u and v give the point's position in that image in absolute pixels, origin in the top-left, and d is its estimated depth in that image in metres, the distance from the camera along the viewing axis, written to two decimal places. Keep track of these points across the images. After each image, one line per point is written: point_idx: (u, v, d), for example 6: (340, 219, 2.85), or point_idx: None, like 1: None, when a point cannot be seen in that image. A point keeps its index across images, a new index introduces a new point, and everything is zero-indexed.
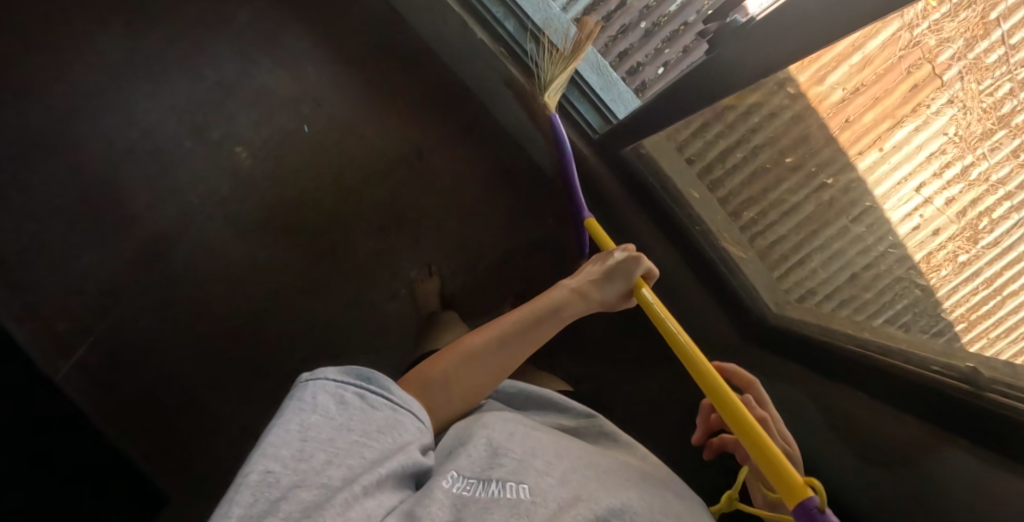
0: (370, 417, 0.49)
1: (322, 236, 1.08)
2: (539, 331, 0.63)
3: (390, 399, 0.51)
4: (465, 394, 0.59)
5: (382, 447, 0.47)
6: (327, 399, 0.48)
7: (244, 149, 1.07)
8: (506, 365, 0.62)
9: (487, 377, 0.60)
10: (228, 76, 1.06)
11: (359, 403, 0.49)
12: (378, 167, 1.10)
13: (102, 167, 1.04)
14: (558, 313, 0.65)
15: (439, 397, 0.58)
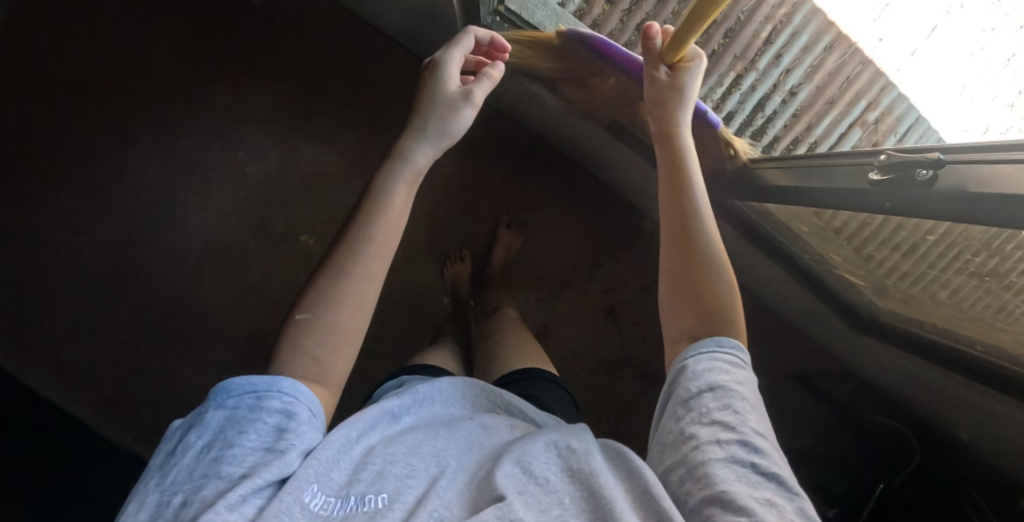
0: (234, 424, 0.44)
1: (410, 299, 1.09)
2: (391, 218, 0.55)
3: (259, 394, 0.45)
4: (330, 323, 0.50)
5: (254, 449, 0.43)
6: (188, 436, 0.44)
7: (310, 235, 1.07)
8: (370, 282, 0.53)
9: (348, 304, 0.51)
10: (276, 171, 1.07)
11: (223, 415, 0.44)
12: (444, 219, 1.10)
13: (183, 289, 1.06)
14: (399, 188, 0.56)
15: (302, 340, 0.50)
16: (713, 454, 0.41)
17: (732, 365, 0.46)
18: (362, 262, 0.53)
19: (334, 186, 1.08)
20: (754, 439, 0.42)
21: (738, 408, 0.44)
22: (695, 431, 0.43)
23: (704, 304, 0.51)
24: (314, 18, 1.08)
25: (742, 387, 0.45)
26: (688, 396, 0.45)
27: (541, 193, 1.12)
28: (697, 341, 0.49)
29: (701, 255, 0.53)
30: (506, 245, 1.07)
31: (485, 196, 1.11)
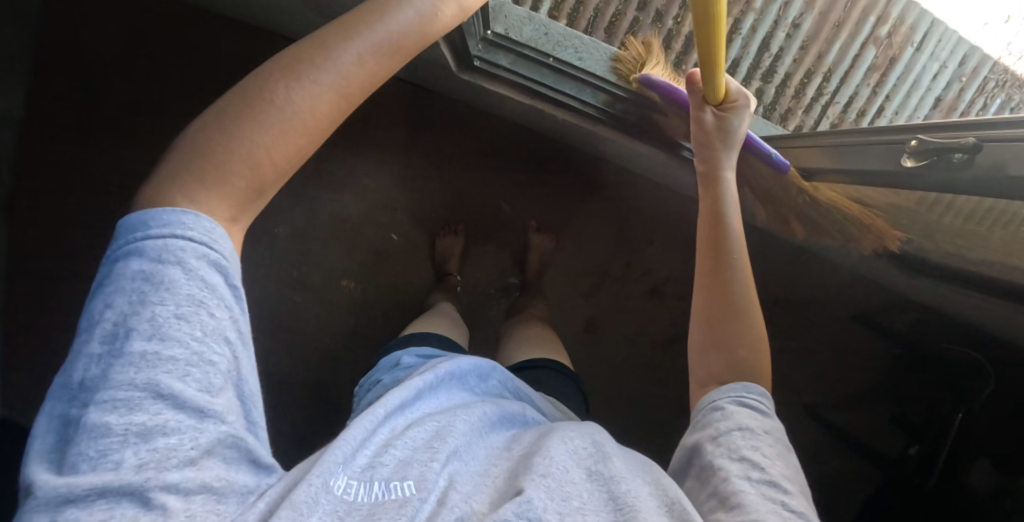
0: (156, 286, 0.39)
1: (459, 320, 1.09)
2: (395, 45, 0.49)
3: (176, 240, 0.40)
4: (290, 114, 0.44)
5: (195, 325, 0.40)
6: (109, 307, 0.39)
7: (349, 279, 1.09)
8: (346, 98, 0.47)
9: (316, 103, 0.46)
10: (301, 223, 1.08)
11: (146, 280, 0.39)
12: (475, 239, 1.10)
13: None
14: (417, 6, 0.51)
15: (241, 131, 0.43)
16: (747, 478, 0.44)
17: (768, 421, 0.50)
18: (352, 62, 0.47)
19: (361, 228, 1.09)
20: (781, 477, 0.45)
21: (767, 453, 0.47)
22: (731, 459, 0.46)
23: (733, 355, 0.55)
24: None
25: (772, 438, 0.49)
26: (724, 433, 0.48)
27: (564, 191, 1.12)
28: (727, 387, 0.53)
29: (730, 298, 0.58)
30: (540, 250, 1.07)
31: (512, 206, 1.11)
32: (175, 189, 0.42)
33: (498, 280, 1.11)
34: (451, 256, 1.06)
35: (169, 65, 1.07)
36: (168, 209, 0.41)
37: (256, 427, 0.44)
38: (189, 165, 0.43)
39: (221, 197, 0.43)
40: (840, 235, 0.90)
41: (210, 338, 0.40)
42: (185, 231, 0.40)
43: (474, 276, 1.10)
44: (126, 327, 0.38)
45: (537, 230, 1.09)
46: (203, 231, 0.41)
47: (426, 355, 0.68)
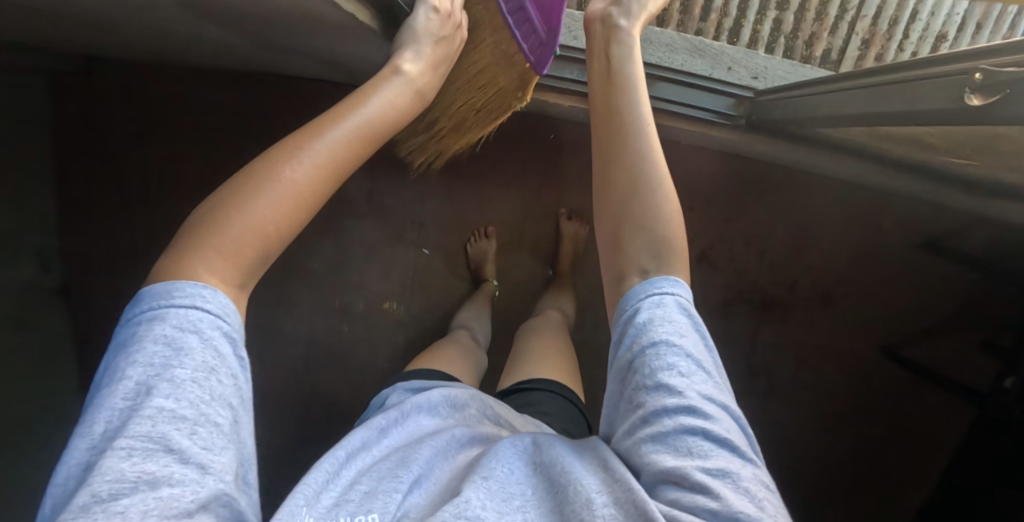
0: (169, 350, 0.41)
1: (508, 319, 1.07)
2: (369, 130, 0.54)
3: (193, 310, 0.43)
4: (282, 193, 0.49)
5: (205, 388, 0.41)
6: (129, 372, 0.40)
7: (394, 299, 1.09)
8: (328, 178, 0.51)
9: (308, 184, 0.50)
10: (335, 254, 1.08)
11: (166, 345, 0.41)
12: (508, 238, 1.08)
13: (305, 390, 1.09)
14: (386, 101, 0.57)
15: (244, 205, 0.47)
16: (665, 411, 0.43)
17: (687, 324, 0.48)
18: (342, 143, 0.52)
19: (394, 248, 1.08)
20: (701, 401, 0.44)
21: (685, 372, 0.45)
22: (650, 389, 0.45)
23: (647, 236, 0.51)
24: (323, 100, 1.10)
25: (694, 349, 0.46)
26: (637, 357, 0.46)
27: (590, 172, 1.09)
28: (651, 278, 0.49)
29: (637, 180, 0.53)
30: (575, 237, 1.05)
31: (539, 198, 1.08)
32: (193, 259, 0.45)
33: (539, 274, 1.08)
34: (486, 260, 1.05)
35: (187, 125, 1.10)
36: (190, 278, 0.44)
37: (247, 490, 0.42)
38: (200, 238, 0.46)
39: (229, 263, 0.46)
40: (895, 165, 0.83)
41: (216, 403, 0.41)
42: (204, 303, 0.43)
43: (514, 275, 1.08)
44: (146, 386, 0.39)
45: (569, 218, 1.07)
46: (219, 305, 0.44)
47: (412, 387, 0.63)
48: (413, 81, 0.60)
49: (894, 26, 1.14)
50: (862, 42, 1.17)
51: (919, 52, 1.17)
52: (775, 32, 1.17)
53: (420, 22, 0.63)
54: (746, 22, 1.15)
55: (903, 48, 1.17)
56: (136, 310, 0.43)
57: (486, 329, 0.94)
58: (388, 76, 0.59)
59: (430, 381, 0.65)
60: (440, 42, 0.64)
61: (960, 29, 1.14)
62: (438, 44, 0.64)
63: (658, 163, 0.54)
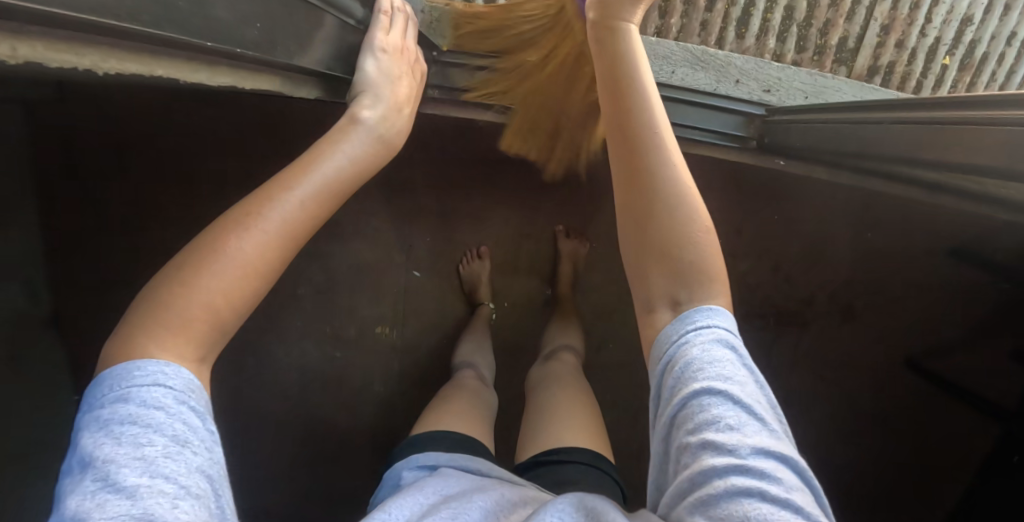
0: (135, 426, 0.35)
1: (506, 340, 1.04)
2: (334, 184, 0.47)
3: (157, 388, 0.37)
4: (236, 260, 0.41)
5: (182, 462, 0.35)
6: (99, 449, 0.34)
7: (386, 324, 1.04)
8: (291, 238, 0.44)
9: (265, 249, 0.42)
10: (321, 279, 1.02)
11: (135, 420, 0.35)
12: (501, 257, 1.05)
13: (288, 427, 1.00)
14: (349, 152, 0.49)
15: (191, 277, 0.40)
16: (711, 473, 0.34)
17: (734, 361, 0.38)
18: (307, 193, 0.45)
19: (386, 271, 1.04)
20: (755, 456, 0.34)
21: (736, 423, 0.35)
22: (692, 447, 0.35)
23: (676, 263, 0.41)
24: (307, 119, 1.05)
25: (744, 391, 0.37)
26: (678, 409, 0.37)
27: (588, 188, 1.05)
28: (687, 311, 0.40)
29: (657, 190, 0.43)
30: (573, 256, 1.01)
31: (535, 215, 1.05)
32: (142, 338, 0.38)
33: (536, 293, 1.06)
34: (479, 282, 1.02)
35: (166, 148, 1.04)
36: (145, 357, 0.37)
37: None
38: (147, 313, 0.39)
39: (187, 338, 0.39)
40: (901, 183, 0.79)
41: (196, 478, 0.35)
42: (166, 381, 0.37)
43: (510, 293, 1.05)
44: (117, 464, 0.33)
45: (567, 235, 1.03)
46: (183, 381, 0.38)
47: (425, 464, 0.59)
48: (377, 128, 0.53)
49: (916, 10, 1.05)
50: (881, 27, 1.08)
51: (942, 36, 1.08)
52: (786, 21, 1.08)
53: (372, 61, 0.60)
54: (756, 10, 1.06)
55: (926, 33, 1.07)
56: (95, 392, 0.37)
57: (488, 359, 0.91)
58: (347, 124, 0.52)
59: (446, 454, 0.60)
60: (398, 79, 0.60)
61: (987, 10, 1.05)
62: (396, 88, 0.59)
63: (681, 166, 0.44)
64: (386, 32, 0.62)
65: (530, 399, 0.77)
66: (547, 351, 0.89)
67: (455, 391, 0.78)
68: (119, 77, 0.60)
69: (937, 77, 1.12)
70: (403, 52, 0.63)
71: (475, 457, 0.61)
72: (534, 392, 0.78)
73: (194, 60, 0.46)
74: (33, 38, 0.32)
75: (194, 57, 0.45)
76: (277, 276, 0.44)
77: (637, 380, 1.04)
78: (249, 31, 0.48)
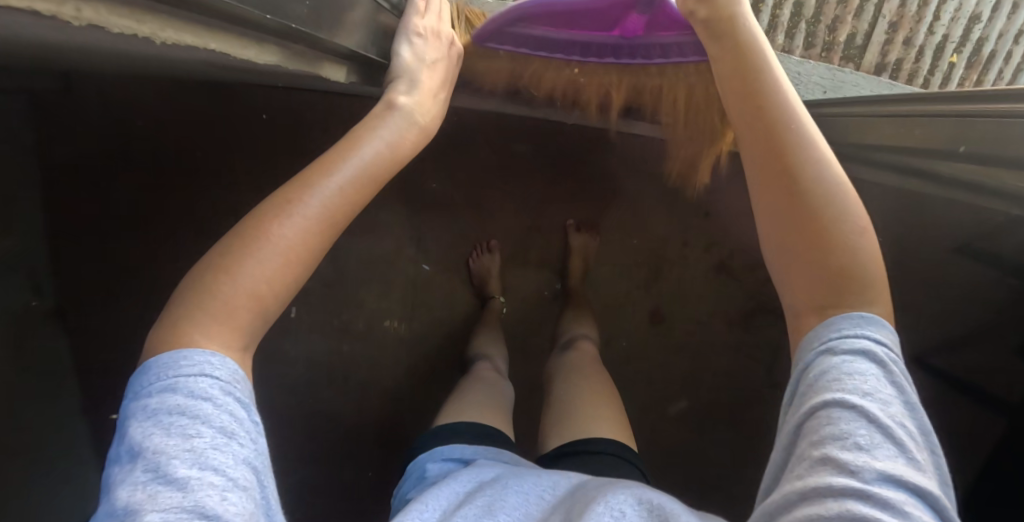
0: (184, 417, 0.34)
1: (516, 334, 1.04)
2: (373, 172, 0.47)
3: (203, 378, 0.36)
4: (281, 244, 0.41)
5: (230, 453, 0.35)
6: (151, 440, 0.34)
7: (394, 317, 1.03)
8: (332, 224, 0.44)
9: (306, 235, 0.42)
10: (330, 273, 1.02)
11: (184, 411, 0.34)
12: (510, 251, 1.05)
13: (295, 421, 1.00)
14: (386, 136, 0.49)
15: (236, 264, 0.39)
16: (826, 492, 0.33)
17: (878, 376, 0.37)
18: (349, 179, 0.45)
19: (395, 265, 1.03)
20: (881, 483, 0.33)
21: (867, 443, 0.34)
22: (813, 460, 0.35)
23: (829, 269, 0.40)
24: (315, 111, 1.04)
25: (883, 412, 0.36)
26: (807, 417, 0.37)
27: (597, 183, 1.05)
28: (836, 318, 0.39)
29: (809, 193, 0.41)
30: (584, 251, 1.01)
31: (544, 209, 1.05)
32: (183, 326, 0.37)
33: (546, 287, 1.05)
34: (490, 275, 1.01)
35: (176, 141, 1.03)
36: (189, 345, 0.37)
37: None
38: (191, 300, 0.38)
39: (228, 327, 0.38)
40: (911, 176, 0.80)
41: (244, 470, 0.35)
42: (213, 371, 0.36)
43: (520, 288, 1.05)
44: (168, 456, 0.33)
45: (578, 229, 1.03)
46: (229, 372, 0.37)
47: (453, 456, 0.60)
48: (412, 113, 0.54)
49: (924, 8, 1.05)
50: (890, 25, 1.08)
51: (951, 34, 1.08)
52: (795, 18, 1.07)
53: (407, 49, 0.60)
54: (764, 7, 1.05)
55: (934, 30, 1.08)
56: (143, 380, 0.36)
57: (502, 351, 0.91)
58: (383, 111, 0.53)
59: (472, 448, 0.61)
60: (431, 67, 0.60)
61: (995, 8, 1.05)
62: (430, 74, 0.59)
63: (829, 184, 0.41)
64: (422, 15, 0.63)
65: (550, 390, 0.78)
66: (560, 344, 0.89)
67: (473, 383, 0.78)
68: (129, 67, 0.59)
69: (944, 75, 1.12)
70: (438, 36, 0.63)
71: (500, 449, 0.62)
72: (553, 384, 0.78)
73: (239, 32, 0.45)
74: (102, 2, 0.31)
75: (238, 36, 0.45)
76: (316, 264, 0.44)
77: (646, 374, 1.04)
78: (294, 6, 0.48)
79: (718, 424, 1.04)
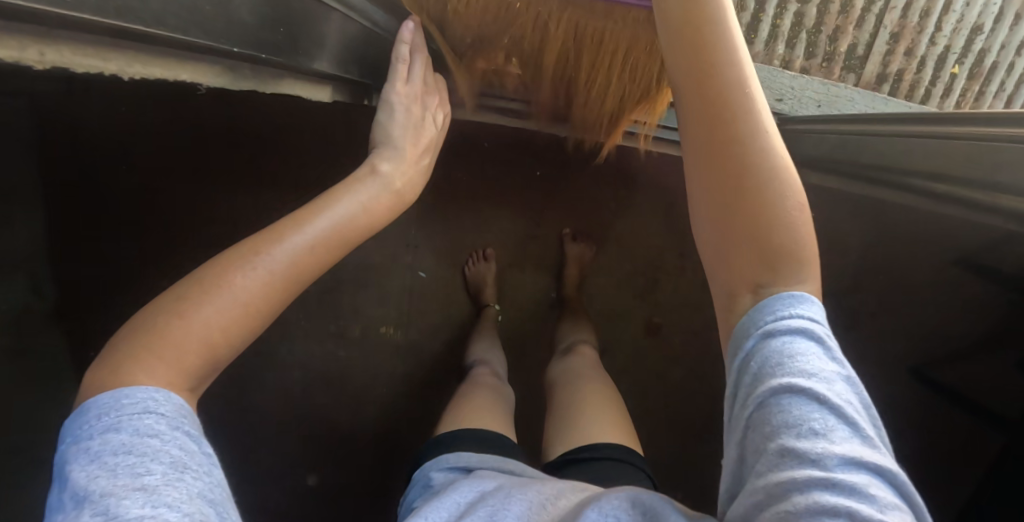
0: (131, 456, 0.34)
1: (513, 340, 1.04)
2: (345, 229, 0.51)
3: (149, 416, 0.37)
4: (244, 291, 0.43)
5: (183, 488, 0.34)
6: (97, 483, 0.33)
7: (390, 323, 1.04)
8: (299, 274, 0.46)
9: (269, 287, 0.44)
10: (327, 277, 1.03)
11: (130, 450, 0.35)
12: (506, 257, 1.05)
13: (292, 424, 1.00)
14: (363, 198, 0.54)
15: (193, 308, 0.41)
16: (792, 486, 0.31)
17: (819, 354, 0.35)
18: (322, 232, 0.48)
19: (392, 271, 1.04)
20: (843, 468, 0.31)
21: (821, 429, 0.33)
22: (771, 452, 0.33)
23: (753, 244, 0.39)
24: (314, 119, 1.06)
25: (830, 389, 0.34)
26: (752, 409, 0.35)
27: (594, 194, 1.05)
28: (769, 299, 0.38)
29: (739, 152, 0.40)
30: (579, 260, 1.02)
31: (540, 217, 1.05)
32: (133, 363, 0.38)
33: (542, 295, 1.06)
34: (485, 284, 1.02)
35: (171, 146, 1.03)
36: (132, 384, 0.38)
37: None
38: (139, 340, 0.40)
39: (180, 371, 0.40)
40: (907, 191, 0.79)
41: (198, 502, 0.34)
42: (157, 407, 0.37)
43: (516, 294, 1.05)
44: (119, 494, 0.33)
45: (573, 238, 1.03)
46: (173, 407, 0.38)
47: (457, 464, 0.60)
48: (390, 180, 0.59)
49: (925, 18, 1.04)
50: (890, 36, 1.07)
51: (952, 44, 1.06)
52: (795, 27, 1.07)
53: (387, 115, 0.67)
54: (764, 16, 1.05)
55: (935, 41, 1.06)
56: (80, 426, 0.36)
57: (499, 357, 0.91)
58: (365, 176, 0.58)
59: (478, 456, 0.61)
60: (410, 133, 0.67)
61: (998, 20, 1.02)
62: (412, 141, 0.66)
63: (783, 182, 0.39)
64: (405, 82, 0.67)
65: (554, 393, 0.79)
66: (562, 347, 0.89)
67: (472, 387, 0.78)
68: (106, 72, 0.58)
69: (945, 85, 1.11)
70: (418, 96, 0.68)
71: (504, 458, 0.62)
72: (556, 390, 0.78)
73: (207, 56, 0.53)
74: (58, 43, 0.40)
75: (206, 59, 0.54)
76: (278, 313, 0.46)
77: (639, 383, 1.04)
78: (270, 34, 0.55)
79: (715, 434, 1.03)
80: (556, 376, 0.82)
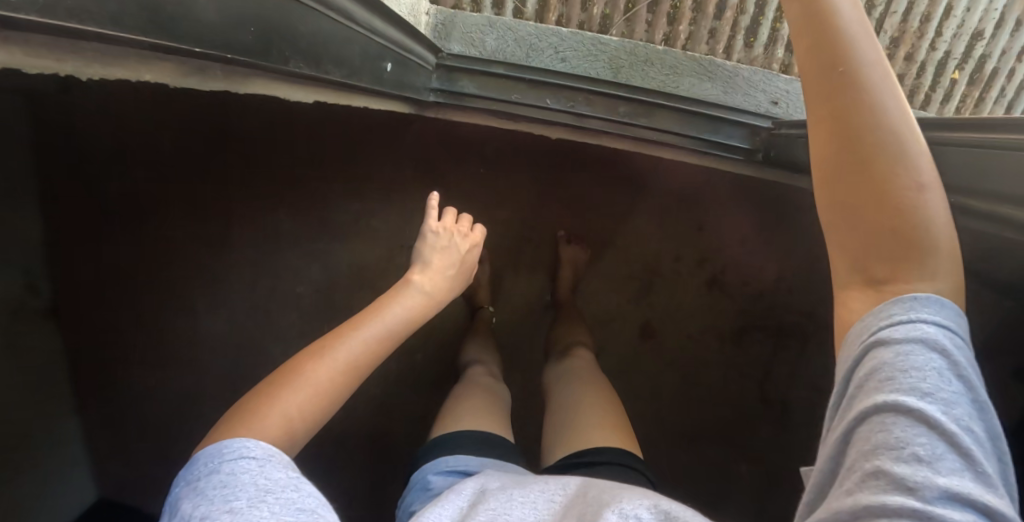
0: (225, 488, 0.39)
1: (507, 343, 1.04)
2: (393, 334, 0.59)
3: (243, 458, 0.42)
4: (312, 382, 0.51)
5: (266, 507, 0.37)
6: (199, 508, 0.37)
7: None
8: (357, 369, 0.54)
9: (333, 376, 0.52)
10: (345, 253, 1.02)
11: (231, 481, 0.40)
12: (500, 260, 1.05)
13: None
14: (407, 303, 0.64)
15: (278, 393, 0.49)
16: (881, 512, 0.29)
17: (941, 371, 0.31)
18: (377, 336, 0.57)
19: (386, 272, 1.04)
20: (944, 502, 0.28)
21: (926, 456, 0.30)
22: (865, 472, 0.30)
23: (895, 236, 0.35)
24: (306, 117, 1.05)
25: (945, 413, 0.31)
26: (854, 425, 0.32)
27: (590, 197, 1.05)
28: (886, 301, 0.35)
29: (879, 145, 0.36)
30: (573, 262, 1.01)
31: (537, 221, 1.05)
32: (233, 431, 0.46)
33: (535, 298, 1.05)
34: (478, 287, 1.01)
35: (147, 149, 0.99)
36: (230, 438, 0.44)
37: None
38: (237, 419, 0.47)
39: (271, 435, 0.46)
40: None
41: (283, 512, 0.37)
42: (251, 452, 0.43)
43: (509, 297, 1.05)
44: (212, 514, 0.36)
45: (568, 241, 1.03)
46: (263, 450, 0.43)
47: (456, 468, 0.59)
48: (425, 288, 0.68)
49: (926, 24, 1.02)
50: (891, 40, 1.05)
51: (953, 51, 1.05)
52: None
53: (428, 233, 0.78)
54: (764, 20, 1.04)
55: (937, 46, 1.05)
56: (191, 475, 0.42)
57: (495, 357, 0.90)
58: (402, 288, 0.67)
59: (476, 459, 0.60)
60: (441, 250, 0.76)
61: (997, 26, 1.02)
62: (441, 259, 0.75)
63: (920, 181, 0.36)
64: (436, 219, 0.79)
65: (551, 397, 0.78)
66: (558, 350, 0.89)
67: (467, 389, 0.78)
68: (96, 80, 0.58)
69: (945, 91, 1.10)
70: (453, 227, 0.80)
71: (503, 461, 0.62)
72: (553, 394, 0.78)
73: (176, 60, 0.50)
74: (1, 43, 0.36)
75: (175, 66, 0.51)
76: (339, 404, 0.53)
77: (636, 385, 1.04)
78: (242, 34, 0.54)
79: (710, 437, 1.02)
80: (552, 381, 0.82)
